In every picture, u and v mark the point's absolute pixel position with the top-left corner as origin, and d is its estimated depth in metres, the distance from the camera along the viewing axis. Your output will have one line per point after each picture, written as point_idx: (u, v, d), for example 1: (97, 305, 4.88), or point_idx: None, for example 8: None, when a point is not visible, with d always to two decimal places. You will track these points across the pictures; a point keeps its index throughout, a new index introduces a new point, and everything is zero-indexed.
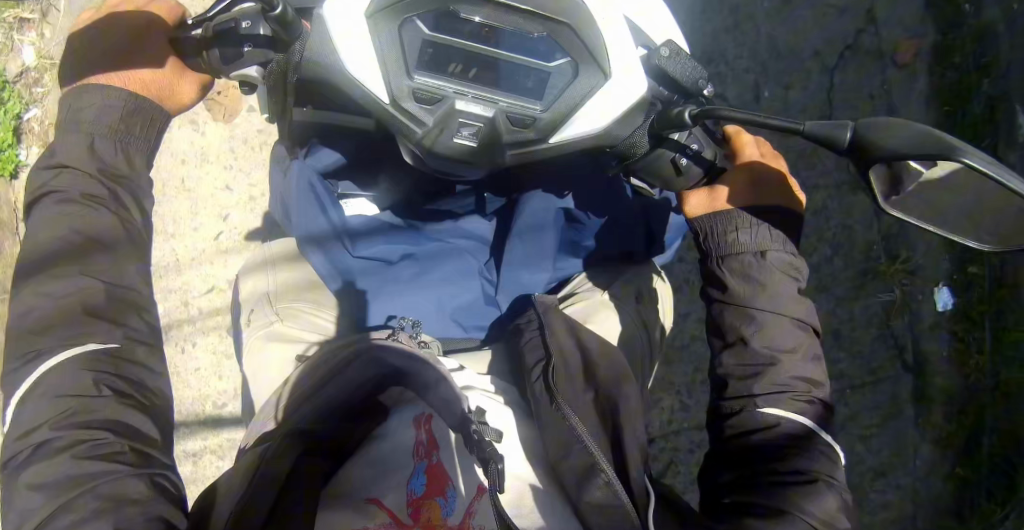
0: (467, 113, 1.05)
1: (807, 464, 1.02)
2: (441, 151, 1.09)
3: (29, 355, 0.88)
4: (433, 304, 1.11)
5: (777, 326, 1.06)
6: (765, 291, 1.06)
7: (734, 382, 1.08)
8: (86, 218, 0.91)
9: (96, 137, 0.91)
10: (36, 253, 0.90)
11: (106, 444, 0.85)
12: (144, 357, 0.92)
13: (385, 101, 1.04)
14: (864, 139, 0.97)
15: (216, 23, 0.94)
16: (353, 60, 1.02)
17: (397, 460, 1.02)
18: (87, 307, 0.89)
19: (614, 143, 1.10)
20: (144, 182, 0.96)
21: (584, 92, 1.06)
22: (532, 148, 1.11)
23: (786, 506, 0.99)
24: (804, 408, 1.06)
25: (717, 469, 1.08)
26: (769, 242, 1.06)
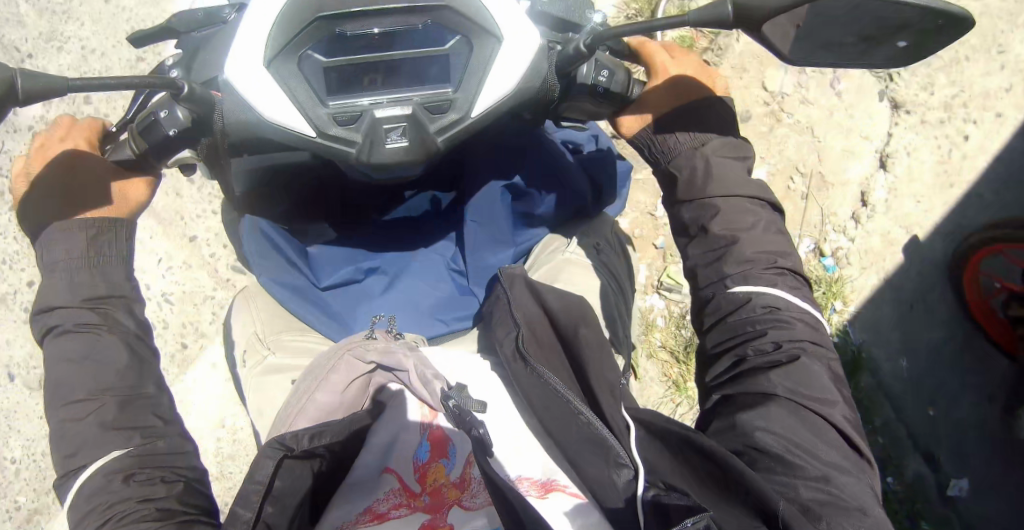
0: (388, 118, 1.10)
1: (788, 335, 0.98)
2: (382, 161, 1.13)
3: (62, 475, 0.96)
4: (407, 309, 1.21)
5: (731, 205, 1.04)
6: (714, 178, 1.05)
7: (701, 269, 1.06)
8: (87, 344, 1.01)
9: (75, 273, 1.03)
10: (58, 382, 0.99)
11: (140, 518, 0.91)
12: (165, 448, 0.99)
13: (313, 134, 1.09)
14: (742, 6, 0.89)
15: (141, 124, 1.09)
16: (268, 107, 1.07)
17: (403, 433, 1.00)
18: (102, 423, 0.97)
19: (535, 95, 1.11)
20: (131, 293, 1.07)
21: (483, 60, 1.08)
22: (462, 129, 1.13)
23: (773, 390, 0.94)
24: (775, 279, 1.01)
25: (707, 367, 1.04)
26: (704, 134, 1.08)
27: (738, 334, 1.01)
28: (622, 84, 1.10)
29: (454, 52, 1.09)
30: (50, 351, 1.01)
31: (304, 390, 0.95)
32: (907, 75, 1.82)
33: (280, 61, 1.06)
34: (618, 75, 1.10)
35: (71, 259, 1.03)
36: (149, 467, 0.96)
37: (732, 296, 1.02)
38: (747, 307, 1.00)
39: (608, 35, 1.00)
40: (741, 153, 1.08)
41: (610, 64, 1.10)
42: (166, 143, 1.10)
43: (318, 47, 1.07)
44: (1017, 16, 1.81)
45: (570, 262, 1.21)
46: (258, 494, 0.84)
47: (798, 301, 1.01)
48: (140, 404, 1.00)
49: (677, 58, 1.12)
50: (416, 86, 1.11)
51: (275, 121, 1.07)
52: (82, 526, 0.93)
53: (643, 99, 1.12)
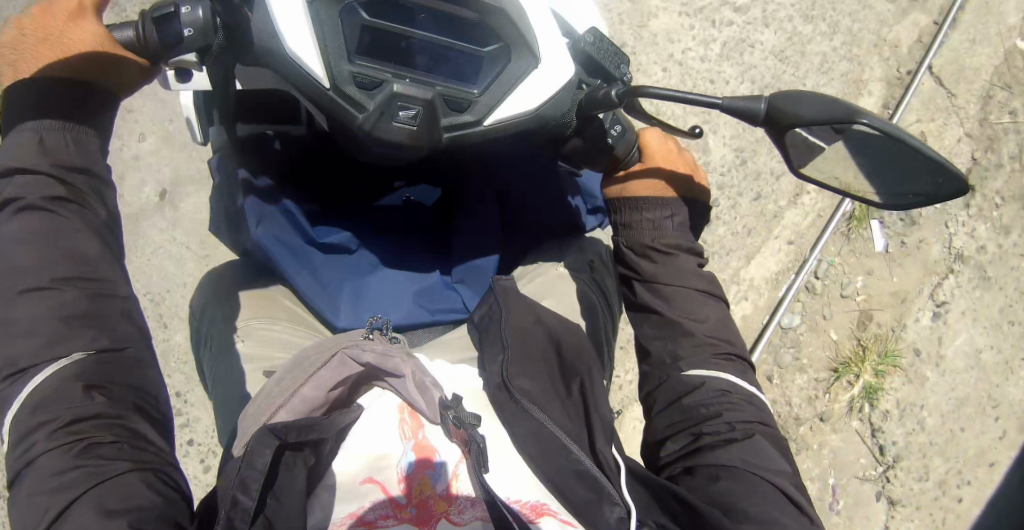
0: (405, 96, 1.07)
1: (739, 415, 1.09)
2: (383, 135, 1.11)
3: (10, 377, 0.90)
4: (393, 305, 1.28)
5: (685, 294, 1.16)
6: (670, 267, 1.17)
7: (661, 348, 1.16)
8: (50, 218, 0.94)
9: (44, 134, 0.95)
10: (8, 260, 0.92)
11: (102, 442, 0.88)
12: (133, 359, 0.95)
13: (326, 84, 1.08)
14: (776, 107, 1.00)
15: (153, 11, 1.04)
16: (294, 41, 1.06)
17: (386, 440, 1.04)
18: (61, 313, 0.91)
19: (549, 123, 1.14)
20: (100, 166, 0.99)
21: (515, 76, 1.09)
22: (469, 132, 1.12)
23: (726, 462, 1.05)
24: (725, 363, 1.14)
25: (661, 443, 1.13)
26: (670, 227, 1.19)
27: (686, 408, 1.11)
28: (622, 154, 1.18)
29: (490, 57, 1.09)
30: (6, 226, 0.93)
31: (295, 380, 1.04)
32: (901, 475, 1.91)
33: (319, 3, 1.04)
34: (627, 134, 1.18)
35: (43, 123, 0.95)
36: (111, 385, 0.92)
37: (686, 379, 1.13)
38: (701, 389, 1.12)
39: (649, 94, 1.07)
40: (695, 252, 1.20)
41: (623, 124, 1.18)
42: (177, 39, 1.05)
43: (362, 4, 1.04)
44: (1011, 367, 1.93)
45: (559, 278, 1.34)
46: (258, 481, 0.92)
47: (745, 386, 1.13)
48: (105, 297, 0.95)
49: (671, 148, 1.22)
50: (444, 75, 1.09)
51: (294, 55, 1.06)
52: (30, 439, 0.88)
53: (630, 172, 1.21)
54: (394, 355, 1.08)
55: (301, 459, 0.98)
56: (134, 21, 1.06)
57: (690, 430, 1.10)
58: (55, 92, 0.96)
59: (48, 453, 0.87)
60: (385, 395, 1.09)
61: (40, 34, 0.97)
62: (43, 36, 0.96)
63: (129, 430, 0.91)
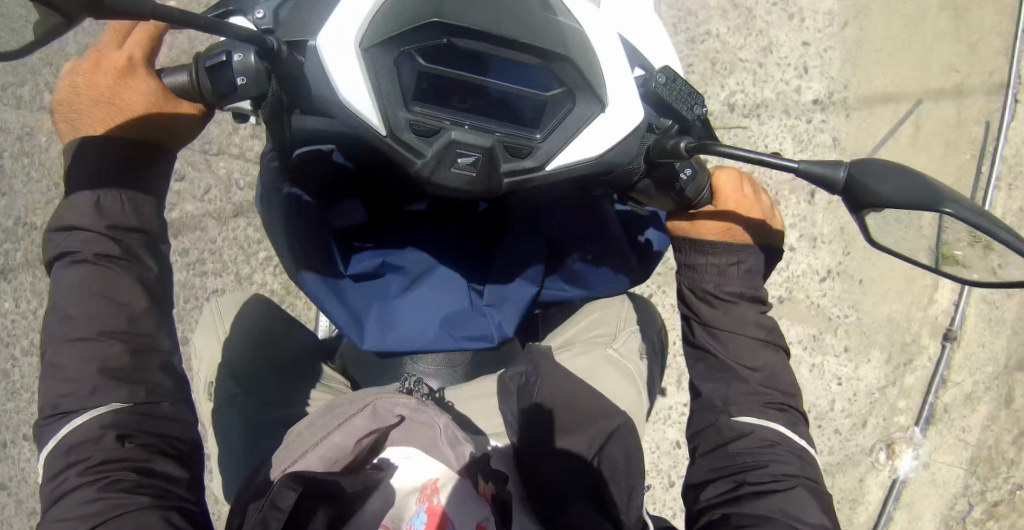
0: (464, 143, 1.01)
1: (784, 468, 1.09)
2: (442, 181, 1.05)
3: (49, 417, 0.96)
4: (417, 335, 1.18)
5: (740, 342, 1.12)
6: (729, 315, 1.12)
7: (718, 389, 1.14)
8: (101, 277, 0.96)
9: (100, 197, 0.97)
10: (65, 310, 0.96)
11: (127, 481, 0.93)
12: (168, 412, 0.99)
13: (383, 132, 1.02)
14: (857, 184, 0.93)
15: (208, 60, 1.01)
16: (348, 88, 0.99)
17: (404, 494, 1.07)
18: (102, 366, 0.95)
19: (613, 167, 1.08)
20: (158, 228, 1.02)
21: (580, 121, 1.04)
22: (533, 177, 1.06)
23: (761, 513, 1.06)
24: (776, 413, 1.13)
25: (701, 486, 1.14)
26: (734, 277, 1.12)
27: (731, 452, 1.12)
28: (691, 196, 1.10)
29: (554, 102, 1.02)
30: (59, 277, 0.97)
31: (324, 428, 1.04)
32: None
33: (376, 52, 0.98)
34: (699, 177, 1.10)
35: (93, 187, 0.97)
36: (143, 429, 0.96)
37: (735, 426, 1.12)
38: (747, 438, 1.11)
39: (720, 152, 0.99)
40: (759, 299, 1.14)
41: (694, 165, 1.09)
42: (229, 88, 1.02)
43: (421, 51, 0.98)
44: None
45: (605, 359, 1.35)
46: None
47: (793, 437, 1.12)
48: (151, 354, 0.99)
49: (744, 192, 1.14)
50: (504, 121, 1.03)
51: (348, 104, 1.00)
52: (64, 474, 0.94)
53: (698, 213, 1.13)
54: (428, 406, 1.08)
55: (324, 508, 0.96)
56: (188, 66, 1.04)
57: (733, 472, 1.11)
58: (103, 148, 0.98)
59: (76, 489, 0.93)
60: (416, 451, 1.10)
61: (91, 93, 0.99)
62: (96, 96, 0.99)
63: (163, 480, 0.95)
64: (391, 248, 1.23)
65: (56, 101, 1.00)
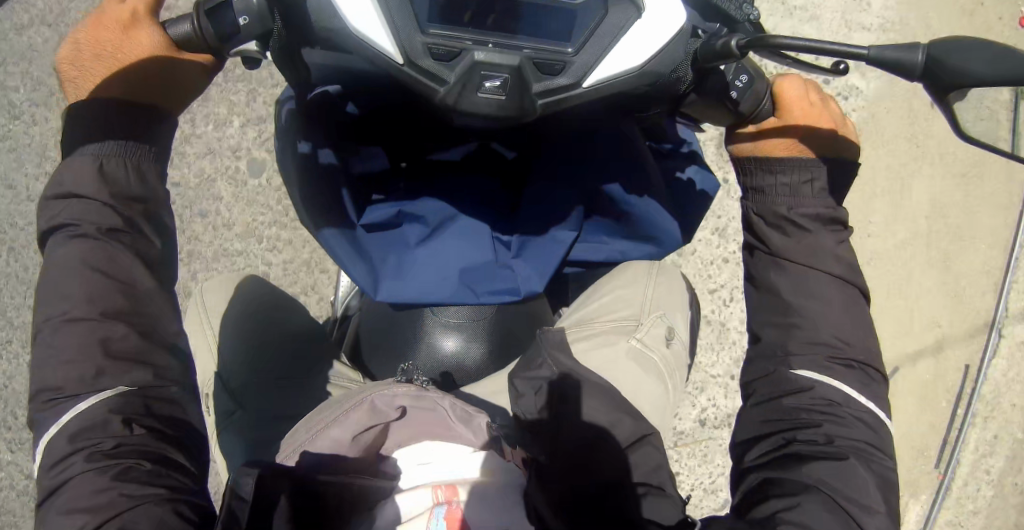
0: (490, 64, 0.88)
1: (843, 431, 0.92)
2: (470, 110, 0.93)
3: (49, 403, 0.84)
4: (438, 285, 1.08)
5: (815, 278, 0.94)
6: (806, 245, 0.94)
7: (782, 333, 0.95)
8: (104, 256, 0.85)
9: (102, 160, 0.86)
10: (61, 291, 0.85)
11: (138, 471, 0.83)
12: (173, 397, 0.88)
13: (398, 60, 0.88)
14: (939, 64, 0.80)
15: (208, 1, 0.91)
16: (354, 13, 0.87)
17: (403, 512, 0.91)
18: (106, 348, 0.84)
19: (656, 80, 0.94)
20: (161, 199, 0.90)
21: (614, 27, 0.90)
22: (572, 95, 0.92)
23: (805, 484, 0.89)
24: (842, 369, 0.94)
25: (746, 443, 0.96)
26: (810, 194, 0.95)
27: (787, 408, 0.94)
28: (746, 105, 0.98)
29: (583, 8, 0.89)
30: (57, 255, 0.85)
31: (319, 421, 0.90)
32: None
33: None
34: (756, 84, 0.97)
35: (99, 147, 0.86)
36: (153, 413, 0.86)
37: (795, 378, 0.94)
38: (807, 394, 0.93)
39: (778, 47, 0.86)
40: (841, 223, 0.95)
41: (750, 70, 0.97)
42: (233, 29, 0.92)
43: None
44: None
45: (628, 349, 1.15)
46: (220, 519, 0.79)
47: (858, 396, 0.93)
48: (156, 336, 0.88)
49: (813, 102, 0.99)
50: (530, 34, 0.89)
51: (358, 33, 0.88)
52: (69, 461, 0.84)
53: (761, 126, 1.00)
54: (431, 393, 0.90)
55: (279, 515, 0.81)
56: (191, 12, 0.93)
57: (788, 433, 0.93)
58: (96, 107, 0.87)
59: (82, 476, 0.83)
60: (428, 449, 0.96)
61: (93, 48, 0.91)
62: (104, 50, 0.90)
63: (175, 471, 0.86)
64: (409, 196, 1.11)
65: (63, 58, 0.91)
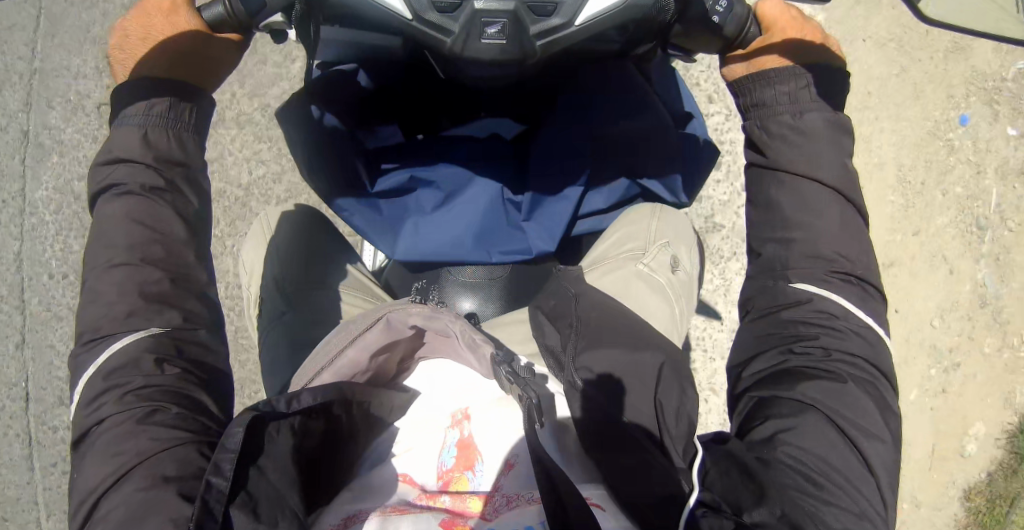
0: (489, 11, 0.95)
1: (839, 346, 0.93)
2: (476, 55, 1.01)
3: (89, 343, 0.95)
4: (449, 246, 1.15)
5: (814, 190, 0.95)
6: (805, 151, 0.95)
7: (769, 250, 0.97)
8: (149, 210, 0.99)
9: (147, 129, 1.01)
10: (106, 239, 0.99)
11: (171, 414, 0.91)
12: (203, 340, 0.98)
13: (407, 16, 0.97)
14: None
15: None
16: None
17: (431, 430, 1.04)
18: (142, 290, 0.96)
19: (641, 11, 0.98)
20: (198, 163, 1.05)
21: None
22: (565, 34, 0.99)
23: (800, 400, 0.90)
24: (841, 284, 0.94)
25: (744, 361, 0.97)
26: (809, 102, 0.95)
27: (785, 321, 0.95)
28: (733, 31, 0.97)
29: None
30: (105, 208, 1.00)
31: (340, 341, 1.01)
32: None
33: None
34: (739, 8, 0.96)
35: (144, 118, 1.01)
36: (183, 355, 0.95)
37: (793, 293, 0.95)
38: (804, 306, 0.95)
39: None
40: (842, 134, 0.96)
41: None
42: (260, 6, 1.00)
43: None
44: None
45: (637, 274, 1.20)
46: (230, 461, 0.86)
47: (857, 310, 0.94)
48: (183, 282, 0.99)
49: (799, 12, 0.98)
50: None
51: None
52: (100, 401, 0.92)
53: (754, 47, 0.98)
54: (442, 314, 1.00)
55: (289, 424, 0.93)
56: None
57: (786, 345, 0.95)
58: (146, 84, 1.01)
59: (112, 416, 0.91)
60: (448, 377, 1.08)
61: (141, 33, 1.03)
62: (148, 36, 1.03)
63: (201, 414, 0.93)
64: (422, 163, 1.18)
65: (113, 44, 1.05)
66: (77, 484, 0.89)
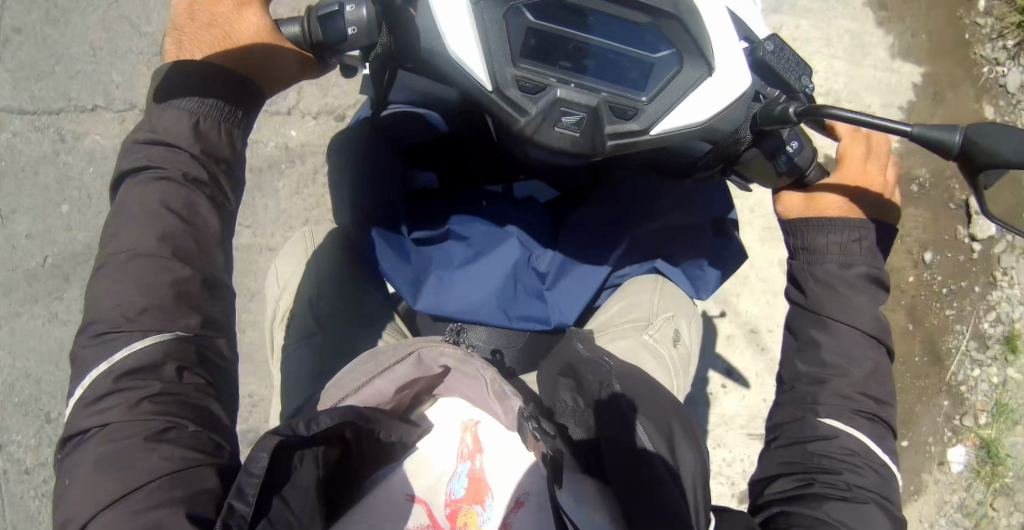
0: (570, 102, 0.97)
1: (860, 481, 0.98)
2: (544, 142, 1.01)
3: (101, 336, 0.87)
4: (475, 304, 1.13)
5: (855, 336, 1.02)
6: (842, 297, 1.03)
7: (802, 384, 1.04)
8: (183, 200, 0.92)
9: (198, 118, 0.93)
10: (134, 225, 0.90)
11: (183, 431, 0.85)
12: (222, 352, 0.91)
13: (487, 87, 0.98)
14: (975, 146, 0.90)
15: (320, 9, 0.99)
16: (455, 38, 0.96)
17: (442, 454, 1.03)
18: (175, 288, 0.89)
19: (718, 135, 1.04)
20: (240, 164, 0.98)
21: (683, 86, 0.99)
22: (637, 141, 1.01)
23: (820, 516, 0.95)
24: (863, 424, 1.01)
25: (769, 478, 1.03)
26: (857, 252, 1.03)
27: (812, 451, 1.01)
28: (801, 168, 1.07)
29: (660, 64, 0.98)
30: (138, 190, 0.91)
31: (366, 372, 0.97)
32: None
33: (487, 6, 0.94)
34: (806, 151, 1.07)
35: (194, 107, 0.93)
36: (205, 364, 0.89)
37: (820, 426, 1.02)
38: (830, 442, 1.01)
39: (829, 115, 0.98)
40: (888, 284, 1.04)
41: (801, 138, 1.06)
42: (341, 38, 1.00)
43: (533, 6, 0.94)
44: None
45: (642, 344, 1.26)
46: (255, 487, 0.81)
47: (878, 452, 1.01)
48: (210, 286, 0.92)
49: (869, 171, 1.09)
50: (610, 82, 0.98)
51: (456, 57, 0.97)
52: (102, 402, 0.85)
53: (814, 187, 1.09)
54: (473, 361, 0.98)
55: (314, 457, 0.88)
56: (301, 17, 1.01)
57: (808, 468, 1.01)
58: (196, 75, 0.93)
59: (116, 423, 0.84)
60: (456, 406, 1.06)
61: (210, 27, 0.99)
62: (217, 29, 0.98)
63: (215, 434, 0.87)
64: (461, 214, 1.19)
65: (175, 23, 0.99)
66: (74, 491, 0.82)
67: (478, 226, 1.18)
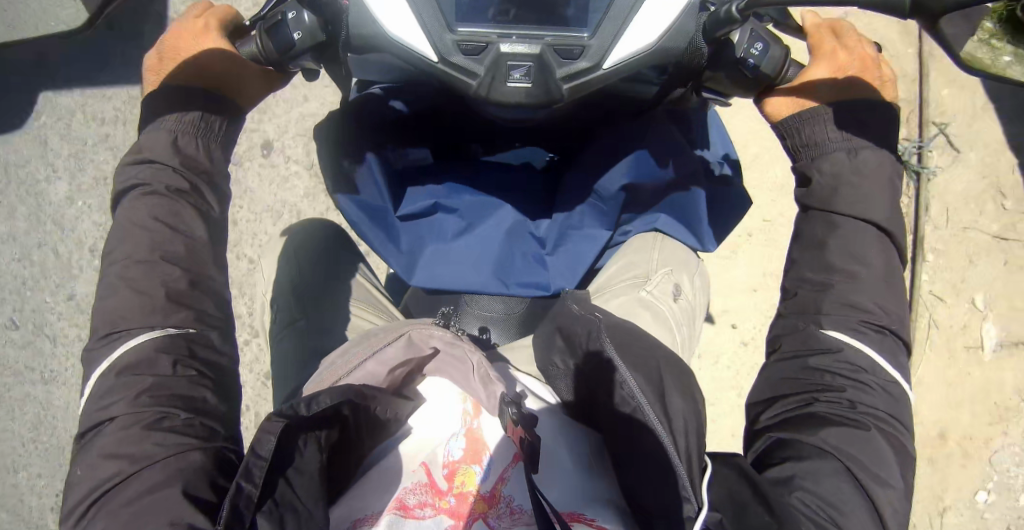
0: (515, 55, 0.95)
1: (866, 400, 0.90)
2: (501, 101, 0.98)
3: (106, 339, 0.96)
4: (467, 274, 1.15)
5: (857, 238, 0.93)
6: (845, 193, 0.93)
7: (806, 299, 0.95)
8: (171, 211, 0.99)
9: (178, 135, 1.01)
10: (125, 239, 0.98)
11: (176, 420, 0.91)
12: (211, 341, 0.97)
13: (432, 59, 0.96)
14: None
15: (267, 22, 1.03)
16: (388, 16, 0.96)
17: (441, 424, 1.02)
18: (165, 285, 0.96)
19: (676, 52, 0.99)
20: (222, 176, 1.05)
21: (626, 7, 0.94)
22: (593, 78, 0.97)
23: (821, 445, 0.86)
24: (872, 337, 0.92)
25: (765, 402, 0.94)
26: (854, 136, 0.95)
27: (812, 367, 0.92)
28: (771, 71, 0.99)
29: None
30: (130, 208, 0.99)
31: (360, 355, 1.01)
32: None
33: None
34: (774, 49, 0.98)
35: (173, 126, 1.01)
36: (199, 358, 0.96)
37: (824, 339, 0.92)
38: (834, 356, 0.91)
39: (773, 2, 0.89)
40: (887, 179, 0.94)
41: (767, 37, 0.98)
42: (291, 47, 1.04)
43: None
44: None
45: (640, 303, 1.21)
46: (262, 469, 0.84)
47: (889, 368, 0.91)
48: (199, 283, 0.99)
49: (848, 45, 1.00)
50: (548, 25, 0.96)
51: (394, 35, 0.97)
52: (108, 402, 0.92)
53: (799, 81, 1.00)
54: (463, 343, 1.01)
55: (315, 438, 0.90)
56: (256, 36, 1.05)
57: (812, 386, 0.92)
58: (170, 103, 1.02)
59: (120, 416, 0.91)
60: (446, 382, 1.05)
61: (173, 58, 1.05)
62: (176, 59, 1.05)
63: (208, 418, 0.93)
64: (453, 185, 1.18)
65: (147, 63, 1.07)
66: (79, 481, 0.89)
67: (469, 198, 1.17)
